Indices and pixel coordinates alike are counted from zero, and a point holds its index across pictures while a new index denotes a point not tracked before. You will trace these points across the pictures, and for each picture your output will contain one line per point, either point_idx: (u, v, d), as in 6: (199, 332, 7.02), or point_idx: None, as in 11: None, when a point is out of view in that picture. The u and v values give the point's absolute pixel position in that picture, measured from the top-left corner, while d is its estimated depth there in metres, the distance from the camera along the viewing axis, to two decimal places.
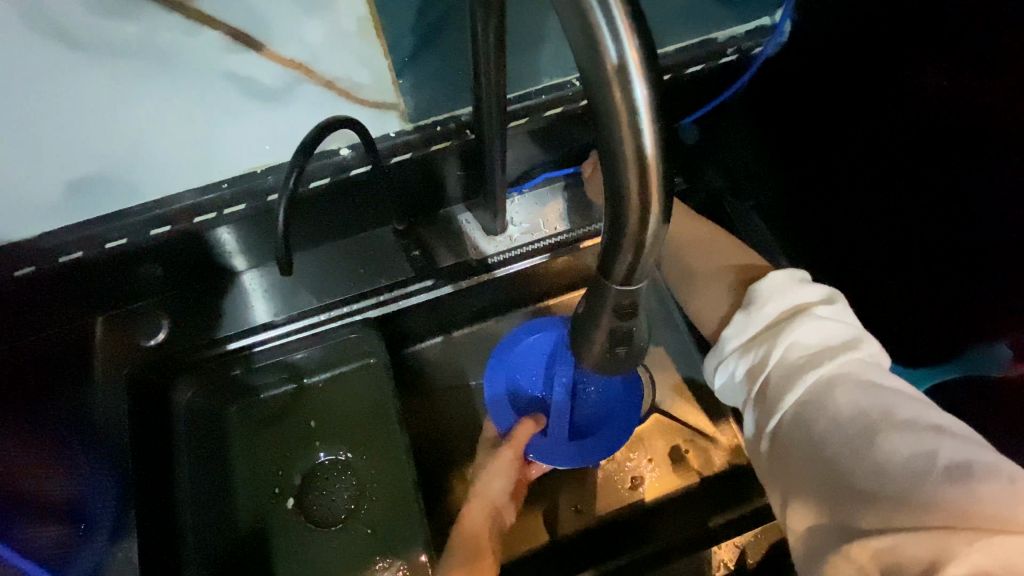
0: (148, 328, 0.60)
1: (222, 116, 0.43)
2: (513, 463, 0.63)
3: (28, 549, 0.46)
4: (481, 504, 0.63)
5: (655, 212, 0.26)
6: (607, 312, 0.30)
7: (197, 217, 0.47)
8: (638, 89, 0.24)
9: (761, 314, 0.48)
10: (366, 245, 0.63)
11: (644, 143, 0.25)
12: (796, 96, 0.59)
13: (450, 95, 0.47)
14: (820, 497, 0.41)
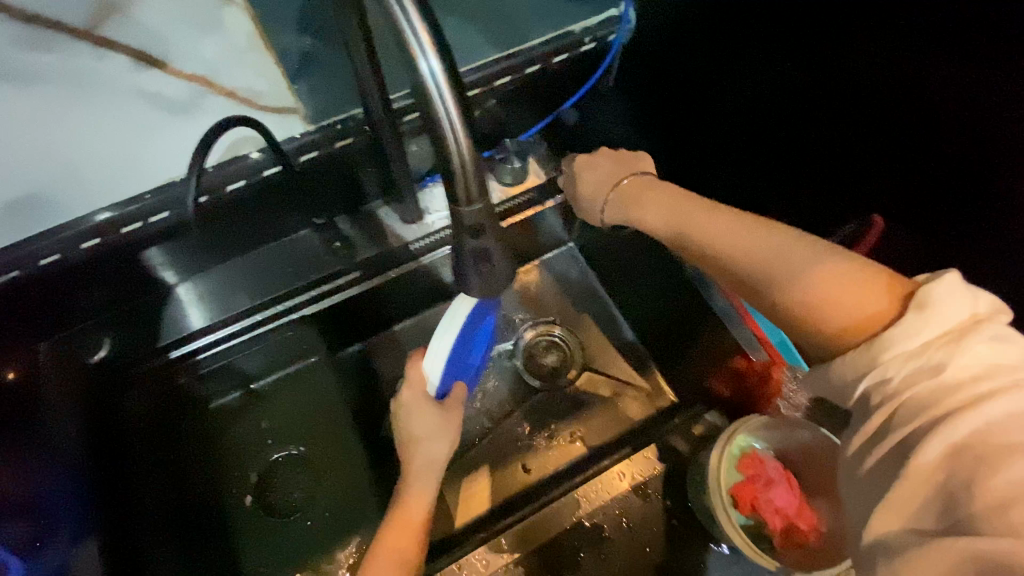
0: (91, 345, 0.61)
1: (138, 129, 0.49)
2: (455, 422, 0.67)
3: None
4: (426, 468, 0.66)
5: (467, 153, 0.34)
6: (467, 238, 0.37)
7: (123, 228, 0.51)
8: (432, 62, 0.32)
9: (926, 316, 0.33)
10: (289, 250, 0.68)
11: (450, 103, 0.33)
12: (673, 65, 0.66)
13: (343, 98, 0.55)
14: (926, 491, 0.32)
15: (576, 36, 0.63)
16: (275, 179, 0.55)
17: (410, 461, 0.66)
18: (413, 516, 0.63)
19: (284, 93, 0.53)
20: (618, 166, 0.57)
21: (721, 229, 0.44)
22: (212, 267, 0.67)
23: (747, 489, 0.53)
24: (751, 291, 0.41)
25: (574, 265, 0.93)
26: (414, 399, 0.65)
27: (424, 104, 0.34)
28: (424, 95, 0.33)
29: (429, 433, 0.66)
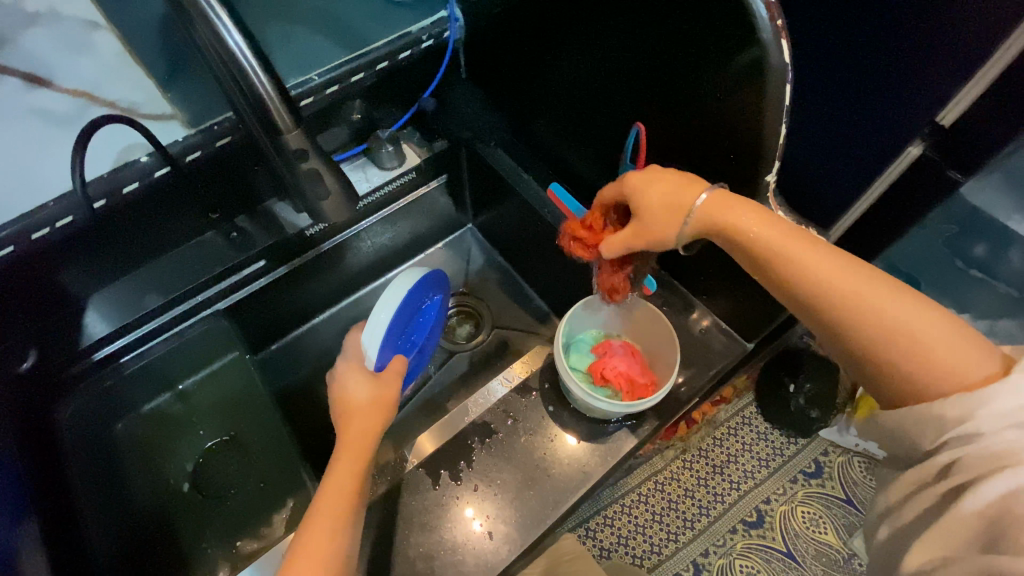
0: (16, 355, 0.67)
1: (41, 145, 0.59)
2: (393, 395, 0.65)
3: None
4: (363, 436, 0.60)
5: (277, 103, 0.49)
6: (297, 161, 0.51)
7: (34, 235, 0.58)
8: (234, 36, 0.46)
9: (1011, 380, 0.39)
10: (195, 250, 0.75)
11: (255, 64, 0.47)
12: (493, 53, 0.78)
13: (213, 103, 0.65)
14: (971, 529, 0.39)
15: (415, 35, 0.77)
16: (166, 180, 0.65)
17: (347, 432, 0.61)
18: (348, 484, 0.56)
19: (160, 102, 0.63)
20: (676, 182, 0.51)
21: (877, 300, 0.42)
22: (119, 276, 0.73)
23: (597, 363, 0.68)
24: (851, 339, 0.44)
25: (475, 246, 1.03)
26: (349, 376, 0.64)
27: (237, 68, 0.47)
28: (236, 62, 0.47)
29: (365, 403, 0.62)
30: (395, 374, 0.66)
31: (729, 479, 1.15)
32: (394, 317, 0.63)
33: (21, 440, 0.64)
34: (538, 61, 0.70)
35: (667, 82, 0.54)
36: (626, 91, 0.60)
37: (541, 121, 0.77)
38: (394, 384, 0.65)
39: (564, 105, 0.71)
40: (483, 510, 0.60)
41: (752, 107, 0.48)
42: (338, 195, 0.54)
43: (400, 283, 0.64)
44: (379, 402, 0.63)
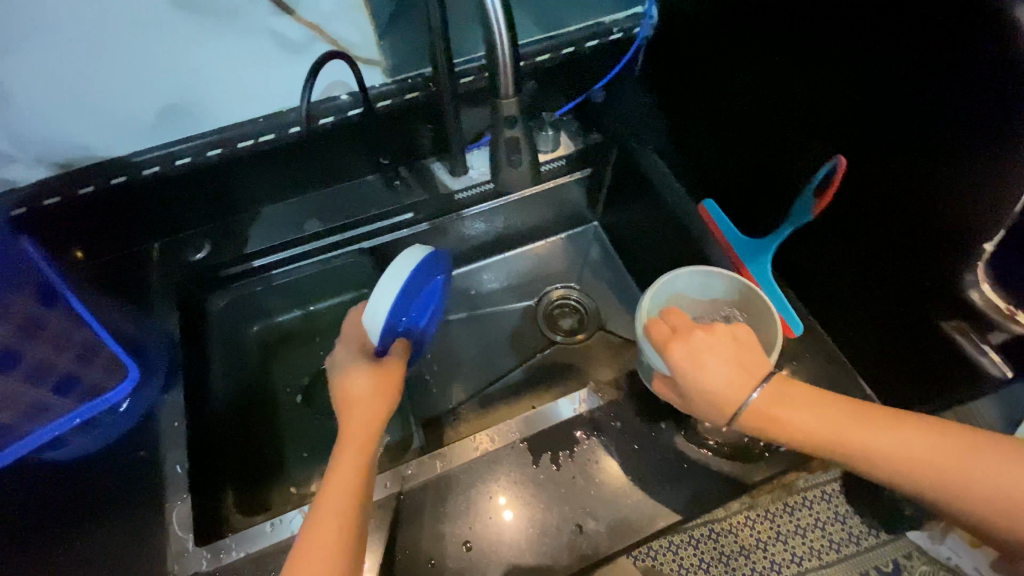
0: (195, 246, 0.76)
1: (272, 67, 0.63)
2: (395, 384, 0.62)
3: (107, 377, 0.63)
4: (365, 425, 0.58)
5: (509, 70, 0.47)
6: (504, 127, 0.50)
7: (239, 143, 0.68)
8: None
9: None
10: (355, 188, 0.81)
11: (503, 27, 0.44)
12: (681, 57, 0.76)
13: (416, 55, 0.69)
14: None
15: (606, 26, 0.80)
16: (355, 119, 0.72)
17: (349, 424, 0.58)
18: (353, 487, 0.53)
19: (372, 47, 0.66)
20: (711, 357, 0.51)
21: (941, 483, 0.46)
22: (284, 198, 0.80)
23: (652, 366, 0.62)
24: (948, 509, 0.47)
25: (595, 244, 1.03)
26: (348, 361, 0.62)
27: (486, 26, 0.45)
28: (487, 20, 0.44)
29: (369, 389, 0.60)
30: (396, 360, 0.63)
31: (794, 551, 1.06)
32: (401, 297, 0.61)
33: (185, 319, 0.73)
34: (737, 70, 0.67)
35: (888, 121, 0.50)
36: (835, 121, 0.56)
37: (711, 135, 0.75)
38: (395, 369, 0.63)
39: (745, 124, 0.68)
40: (520, 504, 0.61)
41: (992, 167, 0.43)
42: (528, 166, 0.54)
43: (409, 255, 0.62)
44: (383, 386, 0.61)
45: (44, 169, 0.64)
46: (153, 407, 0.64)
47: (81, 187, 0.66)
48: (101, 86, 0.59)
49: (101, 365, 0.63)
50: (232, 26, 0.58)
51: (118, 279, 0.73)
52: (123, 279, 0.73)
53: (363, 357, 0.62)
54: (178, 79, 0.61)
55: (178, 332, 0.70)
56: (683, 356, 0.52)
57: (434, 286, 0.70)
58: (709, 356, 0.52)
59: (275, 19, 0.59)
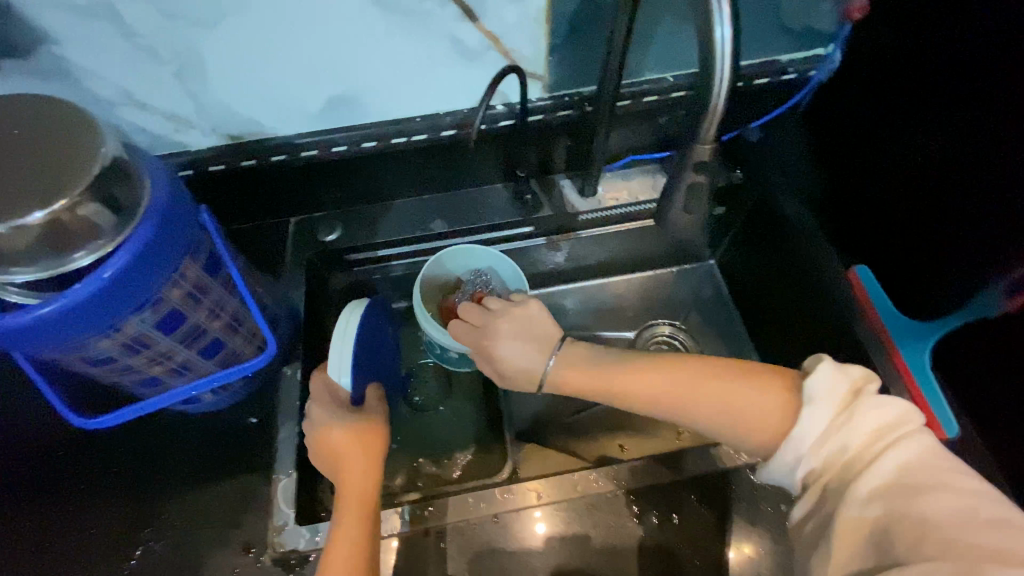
0: (325, 229, 0.78)
1: (441, 69, 0.64)
2: (376, 433, 0.59)
3: (236, 344, 0.59)
4: (360, 482, 0.55)
5: (713, 117, 0.43)
6: (689, 172, 0.46)
7: (394, 139, 0.71)
8: (727, 30, 0.40)
9: (820, 405, 0.44)
10: (483, 193, 0.82)
11: (727, 70, 0.41)
12: (864, 109, 0.71)
13: (583, 74, 0.68)
14: None
15: (783, 64, 0.76)
16: (505, 130, 0.72)
17: (342, 479, 0.55)
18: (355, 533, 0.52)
19: (540, 61, 0.65)
20: (520, 341, 0.57)
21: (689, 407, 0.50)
22: (415, 194, 0.81)
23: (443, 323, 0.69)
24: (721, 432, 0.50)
25: (706, 282, 0.95)
26: (326, 415, 0.58)
27: (707, 65, 0.41)
28: (711, 60, 0.41)
29: (351, 445, 0.57)
30: (376, 407, 0.63)
31: None
32: (361, 345, 0.61)
33: (311, 295, 0.76)
34: (948, 131, 0.60)
35: None
36: None
37: (875, 195, 0.71)
38: (378, 418, 0.62)
39: (936, 187, 0.63)
40: (557, 522, 0.65)
41: None
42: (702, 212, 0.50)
43: (353, 309, 0.63)
44: (365, 437, 0.58)
45: (217, 137, 0.67)
46: (276, 376, 0.68)
47: (246, 158, 0.69)
48: (283, 72, 0.61)
49: (228, 335, 0.58)
50: (417, 30, 0.59)
51: (258, 247, 0.78)
52: (263, 247, 0.78)
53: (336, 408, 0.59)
54: (354, 71, 0.62)
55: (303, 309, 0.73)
56: (500, 348, 0.57)
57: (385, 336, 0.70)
58: (530, 347, 0.57)
59: (458, 27, 0.59)
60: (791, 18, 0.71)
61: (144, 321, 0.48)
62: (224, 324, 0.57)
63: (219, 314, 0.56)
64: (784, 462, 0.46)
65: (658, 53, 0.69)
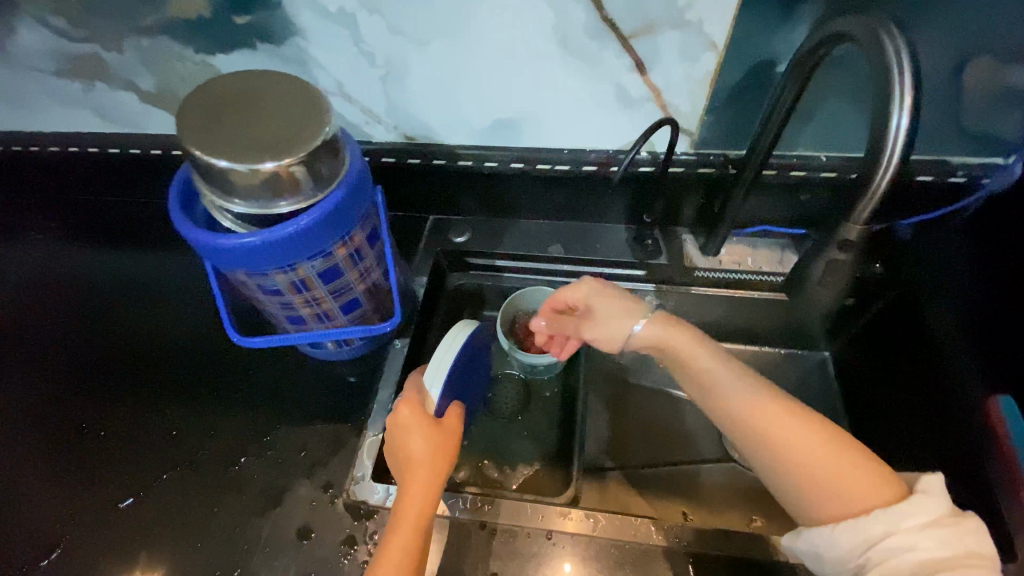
0: (459, 230, 0.88)
1: (599, 110, 0.69)
2: (453, 443, 0.59)
3: (371, 304, 0.68)
4: (426, 486, 0.56)
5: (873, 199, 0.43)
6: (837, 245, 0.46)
7: (540, 164, 0.77)
8: (904, 118, 0.41)
9: (934, 502, 0.45)
10: (605, 232, 0.86)
11: (896, 156, 0.42)
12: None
13: (733, 138, 0.71)
14: None
15: (952, 165, 0.71)
16: (644, 175, 0.76)
17: (410, 480, 0.56)
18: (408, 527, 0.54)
19: (695, 119, 0.68)
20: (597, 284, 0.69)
21: (752, 416, 0.53)
22: (542, 219, 0.88)
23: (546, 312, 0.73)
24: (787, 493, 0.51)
25: (816, 376, 0.91)
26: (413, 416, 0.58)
27: (875, 148, 0.43)
28: (880, 143, 0.43)
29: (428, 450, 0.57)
30: (455, 419, 0.62)
31: None
32: (460, 360, 0.65)
33: (433, 286, 0.85)
34: None
35: None
36: None
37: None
38: (458, 427, 0.61)
39: None
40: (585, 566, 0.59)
41: None
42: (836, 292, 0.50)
43: (460, 328, 0.67)
44: (445, 446, 0.58)
45: (396, 135, 0.78)
46: (387, 346, 0.76)
47: (412, 157, 0.80)
48: (462, 91, 0.70)
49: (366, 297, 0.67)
50: (590, 72, 0.65)
51: (401, 234, 0.89)
52: (404, 235, 0.89)
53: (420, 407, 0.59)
54: (522, 99, 0.70)
55: (423, 298, 0.81)
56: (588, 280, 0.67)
57: (479, 355, 0.73)
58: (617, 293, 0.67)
59: (627, 76, 0.64)
60: (974, 122, 0.66)
61: (314, 267, 0.58)
62: (365, 287, 0.66)
63: (365, 279, 0.65)
64: (867, 544, 0.46)
65: (815, 131, 0.69)
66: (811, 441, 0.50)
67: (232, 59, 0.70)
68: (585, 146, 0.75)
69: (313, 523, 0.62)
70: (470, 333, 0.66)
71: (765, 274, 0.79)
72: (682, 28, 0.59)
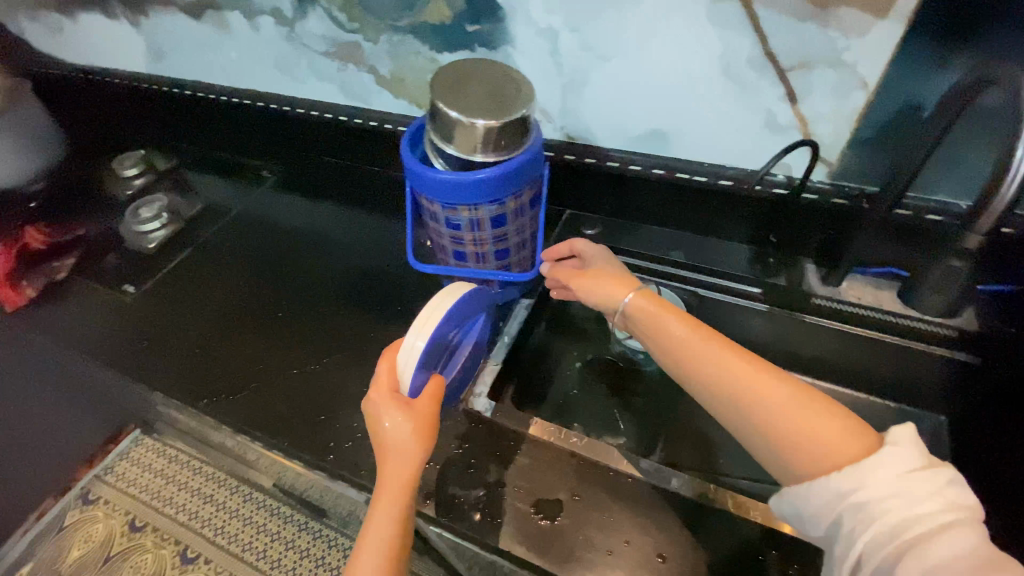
0: (591, 225, 1.00)
1: (744, 132, 0.80)
2: (423, 420, 0.62)
3: (517, 258, 0.85)
4: (400, 468, 0.60)
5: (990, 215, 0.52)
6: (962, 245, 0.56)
7: (680, 174, 0.88)
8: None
9: (903, 450, 0.46)
10: (727, 248, 0.94)
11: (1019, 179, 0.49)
12: None
13: (870, 174, 0.77)
14: None
15: None
16: (775, 198, 0.84)
17: (386, 465, 0.61)
18: (381, 533, 0.58)
19: (835, 149, 0.76)
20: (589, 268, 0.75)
21: (724, 378, 0.53)
22: (669, 228, 0.98)
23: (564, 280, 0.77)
24: (764, 452, 0.51)
25: (927, 438, 0.87)
26: (382, 408, 0.62)
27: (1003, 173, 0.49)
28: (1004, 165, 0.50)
29: (399, 433, 0.61)
30: (429, 397, 0.64)
31: None
32: (437, 335, 0.65)
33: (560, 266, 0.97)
34: None
35: None
36: None
37: None
38: (428, 411, 0.63)
39: None
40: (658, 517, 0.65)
41: None
42: None
43: (444, 294, 0.67)
44: (417, 427, 0.62)
45: (560, 133, 0.94)
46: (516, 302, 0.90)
47: (568, 154, 0.95)
48: (628, 101, 0.84)
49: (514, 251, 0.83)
50: (744, 96, 0.76)
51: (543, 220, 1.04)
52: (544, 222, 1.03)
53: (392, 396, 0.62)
54: (677, 114, 0.82)
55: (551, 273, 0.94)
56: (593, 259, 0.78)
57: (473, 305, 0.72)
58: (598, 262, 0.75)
59: (778, 104, 0.75)
60: None
61: (490, 211, 0.75)
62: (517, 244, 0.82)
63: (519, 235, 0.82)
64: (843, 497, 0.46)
65: (957, 179, 0.73)
66: (777, 406, 0.50)
67: (453, 57, 0.91)
68: (724, 163, 0.85)
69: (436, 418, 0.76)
70: (461, 300, 0.67)
71: (865, 309, 0.83)
72: (838, 66, 0.68)
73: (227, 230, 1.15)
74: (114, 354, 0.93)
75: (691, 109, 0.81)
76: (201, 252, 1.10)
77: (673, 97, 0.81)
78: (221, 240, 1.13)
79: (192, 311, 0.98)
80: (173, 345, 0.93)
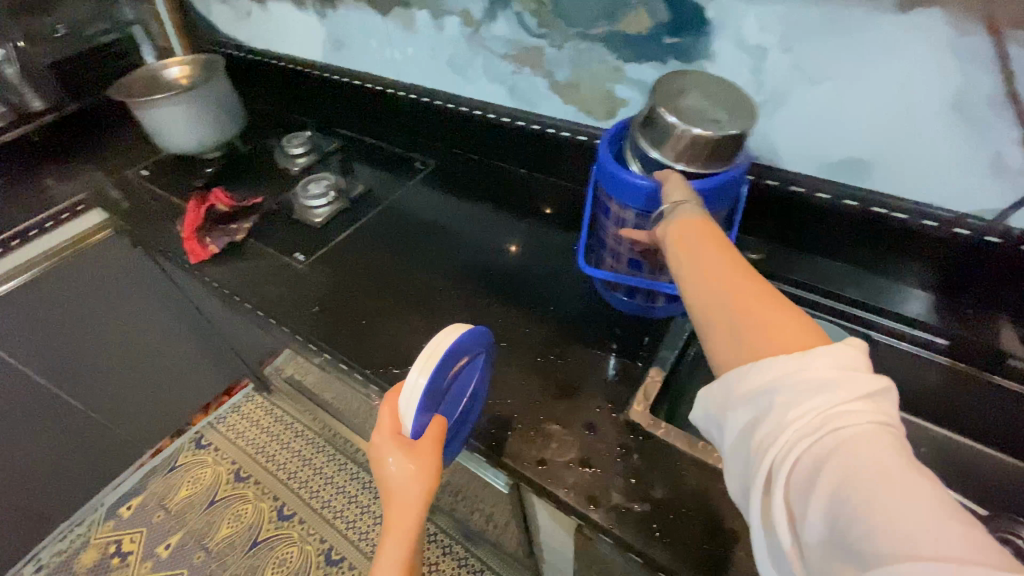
0: (756, 250, 0.97)
1: (962, 170, 0.74)
2: (424, 465, 0.66)
3: None
4: (405, 509, 0.67)
5: None
6: None
7: (875, 208, 0.83)
8: None
9: (849, 358, 0.44)
10: (910, 292, 0.86)
11: None
12: None
13: None
14: None
15: None
16: (987, 246, 0.77)
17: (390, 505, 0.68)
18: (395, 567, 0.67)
19: None
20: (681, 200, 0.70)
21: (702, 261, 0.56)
22: (843, 262, 0.91)
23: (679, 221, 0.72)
24: (721, 337, 0.51)
25: None
26: (383, 454, 0.67)
27: None
28: None
29: (398, 483, 0.66)
30: (427, 439, 0.66)
31: None
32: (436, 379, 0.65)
33: None
34: None
35: None
36: None
37: None
38: (430, 454, 0.66)
39: None
40: None
41: None
42: None
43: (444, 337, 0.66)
44: (415, 477, 0.66)
45: None
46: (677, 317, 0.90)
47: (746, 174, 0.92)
48: (830, 126, 0.81)
49: None
50: (973, 133, 0.71)
51: None
52: None
53: (393, 445, 0.67)
54: (884, 145, 0.79)
55: None
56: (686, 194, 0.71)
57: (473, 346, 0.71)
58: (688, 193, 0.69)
59: (1011, 147, 0.70)
60: None
61: None
62: None
63: None
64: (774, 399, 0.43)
65: None
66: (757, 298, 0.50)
67: (643, 69, 0.92)
68: (929, 201, 0.79)
69: (594, 423, 0.79)
70: (460, 342, 0.66)
71: None
72: None
73: (382, 211, 1.23)
74: (288, 313, 1.00)
75: (902, 141, 0.77)
76: (360, 228, 1.18)
77: (884, 127, 0.77)
78: (377, 219, 1.21)
79: (352, 281, 1.06)
80: (336, 308, 1.00)
